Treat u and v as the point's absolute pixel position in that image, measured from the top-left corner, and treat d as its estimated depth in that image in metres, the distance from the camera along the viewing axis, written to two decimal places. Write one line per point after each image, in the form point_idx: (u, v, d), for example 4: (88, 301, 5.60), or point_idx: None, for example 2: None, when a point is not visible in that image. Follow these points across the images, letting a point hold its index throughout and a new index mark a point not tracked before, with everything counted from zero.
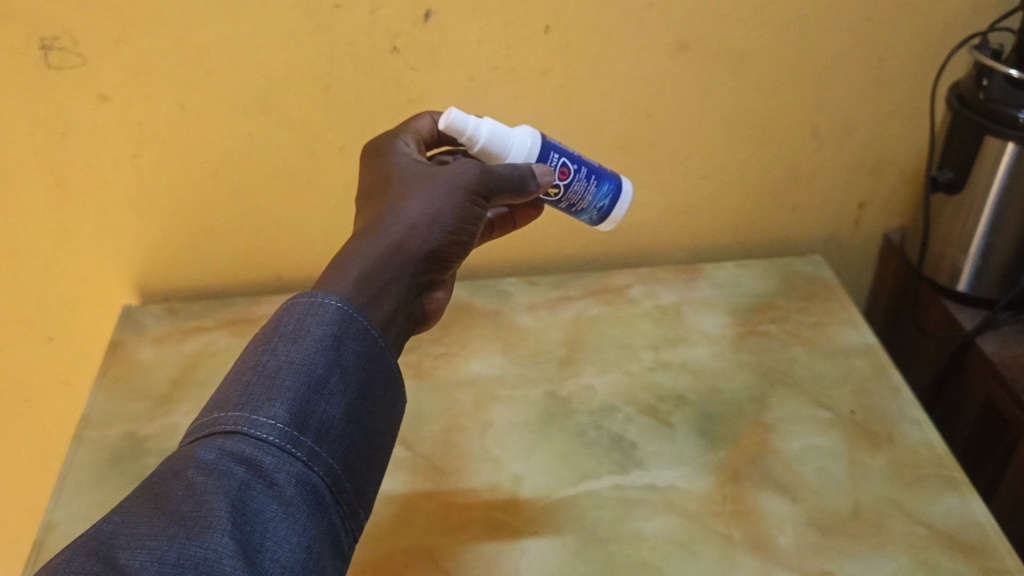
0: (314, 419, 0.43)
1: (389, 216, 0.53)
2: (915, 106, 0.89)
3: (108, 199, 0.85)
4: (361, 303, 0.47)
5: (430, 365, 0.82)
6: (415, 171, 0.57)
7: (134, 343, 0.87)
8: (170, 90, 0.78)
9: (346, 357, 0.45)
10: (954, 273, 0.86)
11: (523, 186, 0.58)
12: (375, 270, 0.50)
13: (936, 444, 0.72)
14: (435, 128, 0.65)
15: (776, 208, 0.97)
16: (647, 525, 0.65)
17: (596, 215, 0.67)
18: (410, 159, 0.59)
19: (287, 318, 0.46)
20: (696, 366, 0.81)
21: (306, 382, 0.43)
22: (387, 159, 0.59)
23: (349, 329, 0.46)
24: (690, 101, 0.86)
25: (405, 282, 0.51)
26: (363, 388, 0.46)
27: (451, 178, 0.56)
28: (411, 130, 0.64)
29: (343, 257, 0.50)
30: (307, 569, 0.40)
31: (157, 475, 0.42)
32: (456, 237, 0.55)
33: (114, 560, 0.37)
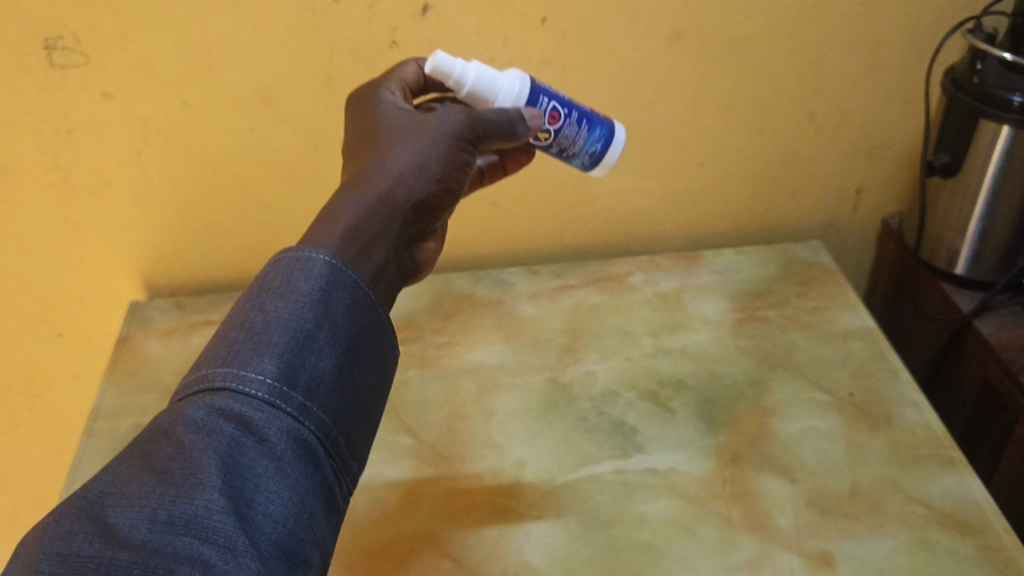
0: (304, 373, 0.43)
1: (376, 166, 0.54)
2: (911, 92, 0.90)
3: (114, 195, 0.86)
4: (351, 255, 0.47)
5: (433, 354, 0.83)
6: (402, 122, 0.57)
7: (141, 337, 0.88)
8: (173, 87, 0.79)
9: (337, 309, 0.45)
10: (952, 257, 0.87)
11: (512, 131, 0.59)
12: (365, 223, 0.49)
13: (934, 424, 0.73)
14: (420, 75, 0.65)
15: (774, 194, 0.97)
16: (648, 508, 0.66)
17: (588, 160, 0.67)
18: (396, 110, 0.59)
19: (275, 272, 0.46)
20: (696, 352, 0.82)
21: (294, 337, 0.43)
22: (373, 110, 0.60)
23: (339, 282, 0.46)
24: (688, 89, 0.87)
25: (393, 233, 0.51)
26: (354, 341, 0.46)
27: (438, 126, 0.56)
28: (395, 78, 0.64)
29: (331, 207, 0.50)
30: (300, 523, 0.40)
31: (146, 432, 0.42)
32: (444, 184, 0.56)
33: (105, 520, 0.37)
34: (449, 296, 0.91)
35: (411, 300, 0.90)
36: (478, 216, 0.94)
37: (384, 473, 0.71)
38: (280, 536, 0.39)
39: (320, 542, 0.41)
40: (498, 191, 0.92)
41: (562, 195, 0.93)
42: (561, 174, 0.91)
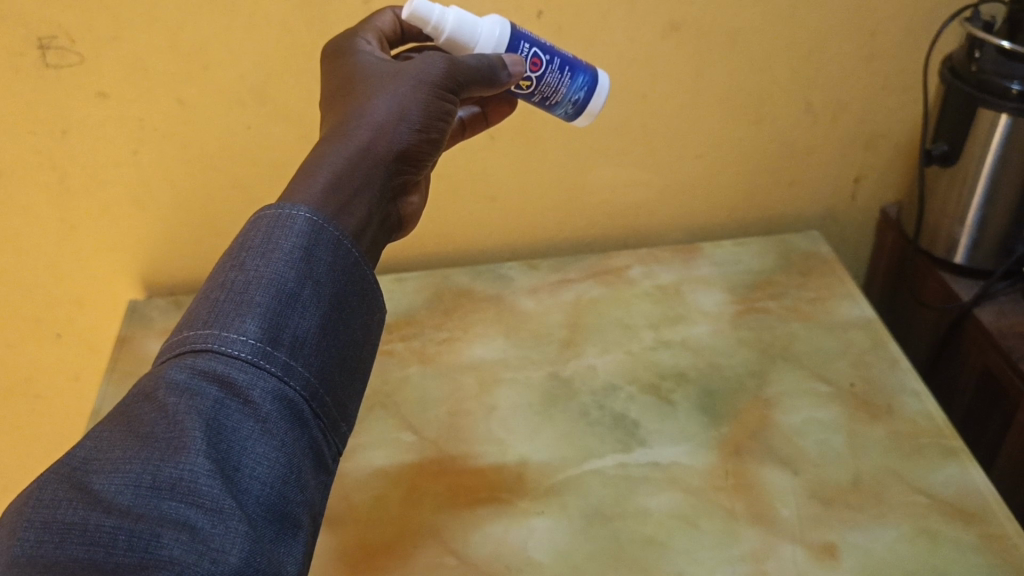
0: (287, 333, 0.43)
1: (355, 119, 0.53)
2: (908, 80, 0.90)
3: (111, 195, 0.86)
4: (330, 210, 0.47)
5: (434, 350, 0.83)
6: (379, 73, 0.57)
7: (141, 338, 0.88)
8: (169, 85, 0.79)
9: (318, 267, 0.45)
10: (951, 245, 0.87)
11: (493, 77, 0.58)
12: (344, 177, 0.49)
13: (935, 413, 0.73)
14: (397, 24, 0.65)
15: (772, 185, 0.97)
16: (651, 501, 0.66)
17: (571, 110, 0.66)
18: (374, 60, 0.58)
19: (255, 230, 0.45)
20: (697, 344, 0.82)
21: (276, 297, 0.43)
22: (352, 62, 0.59)
23: (320, 238, 0.46)
24: (685, 81, 0.87)
25: (375, 187, 0.51)
26: (337, 298, 0.46)
27: (416, 75, 0.56)
28: (372, 28, 0.63)
29: (310, 163, 0.50)
30: (287, 484, 0.40)
31: (129, 397, 0.41)
32: (425, 135, 0.55)
33: (89, 487, 0.37)
34: (449, 292, 0.91)
35: (411, 296, 0.90)
36: (476, 211, 0.94)
37: (386, 470, 0.71)
38: (268, 497, 0.39)
39: (309, 502, 0.41)
40: (496, 186, 0.92)
41: (561, 188, 0.93)
42: (559, 167, 0.91)
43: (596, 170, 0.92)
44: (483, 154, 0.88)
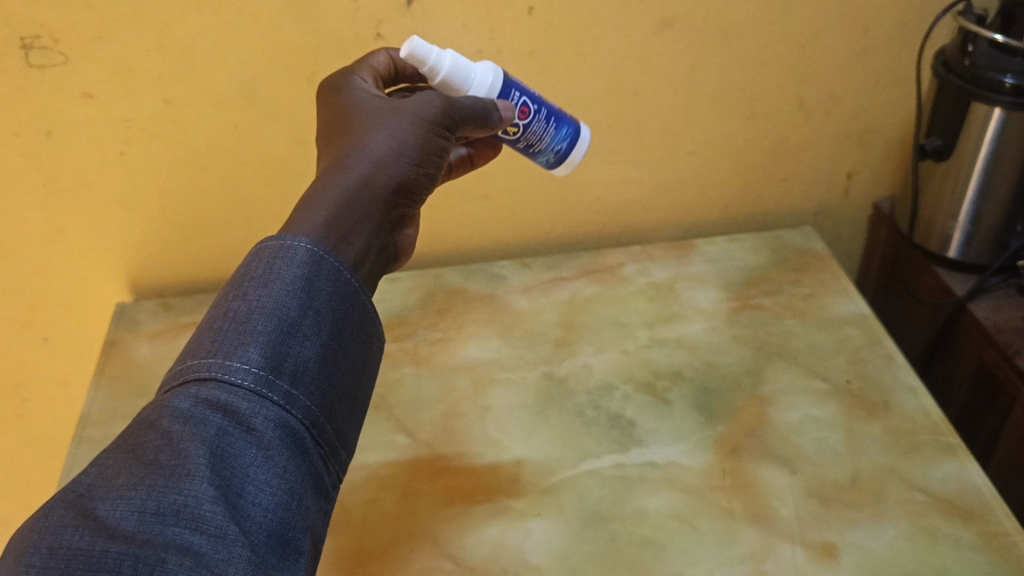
0: (289, 361, 0.43)
1: (353, 155, 0.54)
2: (901, 75, 0.90)
3: (97, 197, 0.84)
4: (329, 245, 0.47)
5: (427, 351, 0.82)
6: (376, 109, 0.57)
7: (130, 341, 0.87)
8: (155, 85, 0.78)
9: (319, 296, 0.45)
10: (945, 240, 0.87)
11: (487, 119, 0.59)
12: (344, 210, 0.50)
13: (932, 410, 0.73)
14: (391, 65, 0.65)
15: (766, 181, 0.97)
16: (648, 502, 0.66)
17: (552, 159, 0.67)
18: (368, 99, 0.59)
19: (257, 260, 0.45)
20: (692, 342, 0.82)
21: (278, 325, 0.43)
22: (345, 99, 0.59)
23: (321, 268, 0.46)
24: (677, 77, 0.86)
25: (373, 220, 0.51)
26: (337, 327, 0.45)
27: (414, 112, 0.56)
28: (366, 67, 0.64)
29: (307, 199, 0.50)
30: (289, 511, 0.40)
31: (132, 425, 0.41)
32: (419, 170, 0.56)
33: (93, 512, 0.36)
34: (441, 291, 0.90)
35: (403, 296, 0.89)
36: (469, 210, 0.93)
37: (381, 473, 0.70)
38: (270, 524, 0.39)
39: (309, 530, 0.41)
40: (488, 183, 0.91)
41: (553, 186, 0.92)
42: None
43: (588, 167, 0.92)
44: None
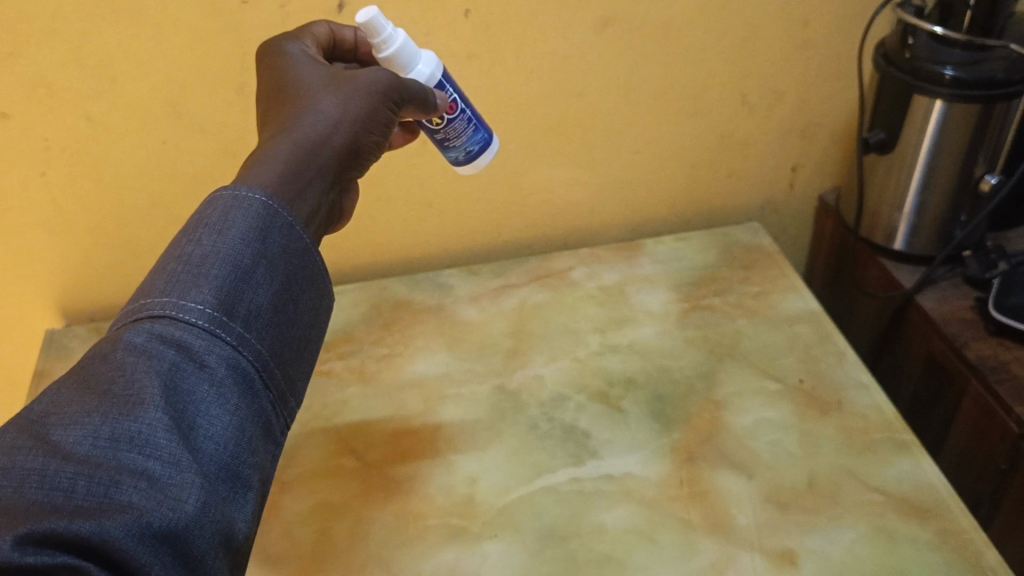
0: (243, 305, 0.41)
1: (302, 117, 0.51)
2: (842, 68, 0.89)
3: (18, 220, 0.80)
4: (283, 200, 0.45)
5: (374, 368, 0.80)
6: (320, 76, 0.55)
7: (59, 371, 0.81)
8: (74, 102, 0.74)
9: (273, 246, 0.43)
10: (890, 232, 0.87)
11: (428, 103, 0.57)
12: (296, 167, 0.47)
13: (885, 406, 0.73)
14: (331, 36, 0.62)
15: (712, 177, 0.96)
16: (606, 517, 0.64)
17: (461, 158, 0.64)
18: (311, 66, 0.56)
19: (211, 207, 0.43)
20: (644, 347, 0.80)
21: (232, 269, 0.41)
22: (286, 63, 0.56)
23: (274, 222, 0.43)
24: (620, 76, 0.84)
25: (325, 179, 0.49)
26: (290, 277, 0.44)
27: (363, 81, 0.54)
28: (308, 34, 0.61)
29: (255, 160, 0.47)
30: (241, 448, 0.39)
31: (85, 358, 0.39)
32: (366, 137, 0.53)
33: (47, 437, 0.35)
34: (387, 304, 0.87)
35: (347, 311, 0.86)
36: (412, 219, 0.90)
37: (330, 501, 0.67)
38: (223, 458, 0.38)
39: (261, 469, 0.40)
40: (431, 191, 0.88)
41: (497, 191, 0.90)
42: (496, 170, 0.89)
43: (533, 170, 0.90)
44: (416, 160, 0.85)
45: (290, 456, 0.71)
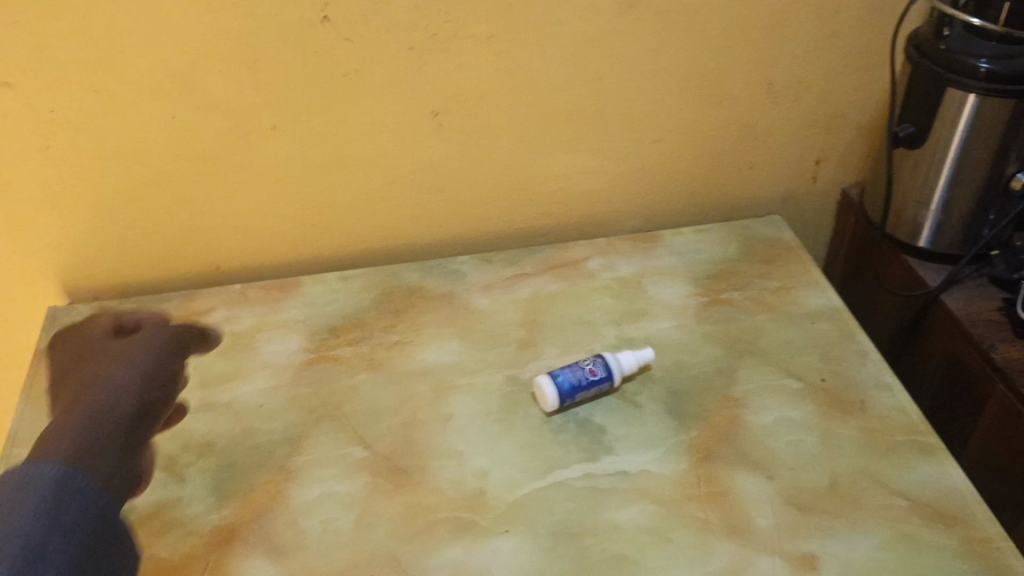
0: (49, 554, 0.54)
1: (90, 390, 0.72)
2: (870, 59, 0.87)
3: (21, 195, 0.78)
4: (73, 475, 0.62)
5: (384, 355, 0.78)
6: (111, 348, 0.78)
7: (62, 349, 0.78)
8: (81, 73, 0.72)
9: (63, 518, 0.58)
10: (915, 229, 0.85)
11: (207, 335, 0.80)
12: (88, 441, 0.67)
13: (908, 408, 0.71)
14: (139, 319, 0.82)
15: (732, 169, 0.94)
16: (620, 514, 0.62)
17: None
18: (105, 342, 0.79)
19: (10, 493, 0.58)
20: (661, 341, 0.78)
21: (30, 543, 0.53)
22: (82, 342, 0.79)
23: (65, 496, 0.59)
24: (641, 62, 0.82)
25: (117, 443, 0.68)
26: (92, 535, 0.59)
27: (145, 343, 0.79)
28: (100, 325, 0.81)
29: (46, 442, 0.67)
30: None
31: None
32: (154, 399, 0.73)
33: None
34: (397, 290, 0.85)
35: (356, 297, 0.84)
36: (424, 203, 0.88)
37: (338, 491, 0.65)
38: None
39: None
40: (445, 175, 0.86)
41: (513, 177, 0.88)
42: (512, 156, 0.86)
43: (550, 157, 0.88)
44: (431, 143, 0.83)
45: (297, 443, 0.69)
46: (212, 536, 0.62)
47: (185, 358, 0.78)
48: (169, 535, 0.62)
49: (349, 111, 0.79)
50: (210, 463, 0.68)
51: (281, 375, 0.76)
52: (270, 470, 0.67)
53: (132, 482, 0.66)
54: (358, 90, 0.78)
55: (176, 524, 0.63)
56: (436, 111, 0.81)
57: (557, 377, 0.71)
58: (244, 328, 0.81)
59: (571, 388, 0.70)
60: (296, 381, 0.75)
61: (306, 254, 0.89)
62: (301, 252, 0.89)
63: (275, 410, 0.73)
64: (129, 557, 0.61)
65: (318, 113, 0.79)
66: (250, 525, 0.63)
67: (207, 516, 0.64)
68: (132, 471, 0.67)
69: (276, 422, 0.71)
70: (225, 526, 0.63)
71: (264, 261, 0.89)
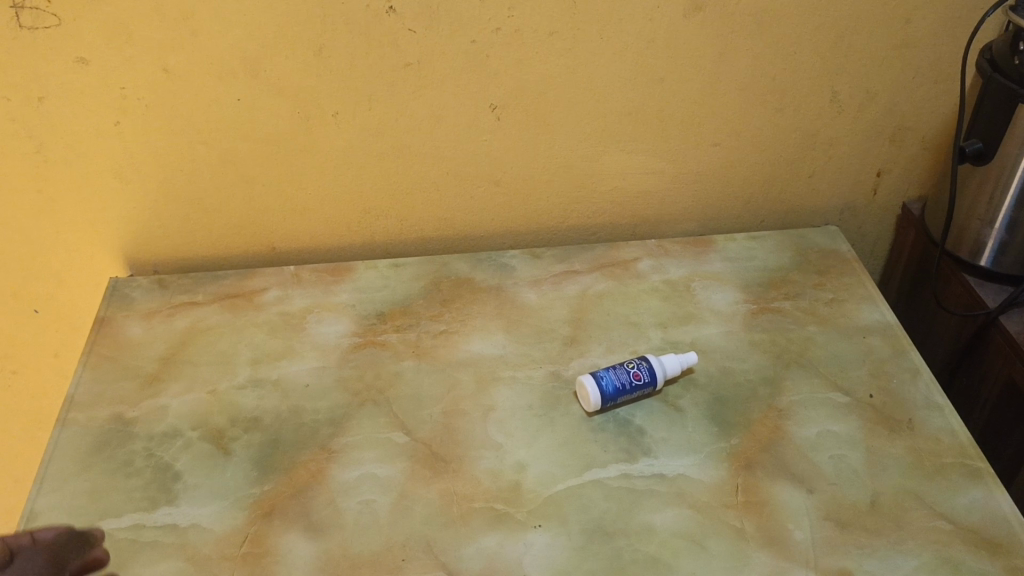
0: None
1: (124, 349, 0.78)
2: (941, 71, 0.85)
3: (92, 168, 0.80)
4: None
5: (430, 344, 0.79)
6: (146, 307, 0.83)
7: (120, 319, 0.82)
8: (155, 53, 0.74)
9: None
10: (977, 248, 0.83)
11: (238, 296, 0.84)
12: None
13: (959, 431, 0.69)
14: (178, 278, 0.87)
15: (791, 177, 0.92)
16: (656, 517, 0.62)
17: None
18: (142, 300, 0.84)
19: None
20: (707, 346, 0.78)
21: None
22: (121, 297, 0.84)
23: None
24: (704, 64, 0.81)
25: None
26: None
27: (180, 302, 0.84)
28: (141, 280, 0.86)
29: None
30: None
31: None
32: (177, 355, 0.78)
33: None
34: (446, 281, 0.86)
35: (406, 285, 0.85)
36: (478, 196, 0.89)
37: (377, 474, 0.66)
38: None
39: None
40: (500, 169, 0.87)
41: (568, 173, 0.88)
42: (567, 153, 0.87)
43: (606, 156, 0.87)
44: (488, 137, 0.84)
45: (340, 425, 0.71)
46: (254, 509, 0.64)
47: (238, 335, 0.80)
48: (213, 505, 0.64)
49: (409, 101, 0.80)
50: (255, 439, 0.69)
51: (329, 357, 0.77)
52: (312, 449, 0.68)
53: (181, 451, 0.69)
54: (420, 80, 0.79)
55: (220, 496, 0.65)
56: (495, 104, 0.81)
57: (601, 378, 0.70)
58: (296, 309, 0.83)
59: (615, 391, 0.70)
60: (342, 364, 0.77)
61: (359, 240, 0.91)
62: (355, 238, 0.90)
63: (320, 391, 0.74)
64: (173, 525, 0.63)
65: (379, 102, 0.80)
66: (290, 502, 0.64)
67: (250, 490, 0.65)
68: (184, 441, 0.70)
69: (321, 402, 0.73)
70: (267, 501, 0.64)
71: (318, 244, 0.90)
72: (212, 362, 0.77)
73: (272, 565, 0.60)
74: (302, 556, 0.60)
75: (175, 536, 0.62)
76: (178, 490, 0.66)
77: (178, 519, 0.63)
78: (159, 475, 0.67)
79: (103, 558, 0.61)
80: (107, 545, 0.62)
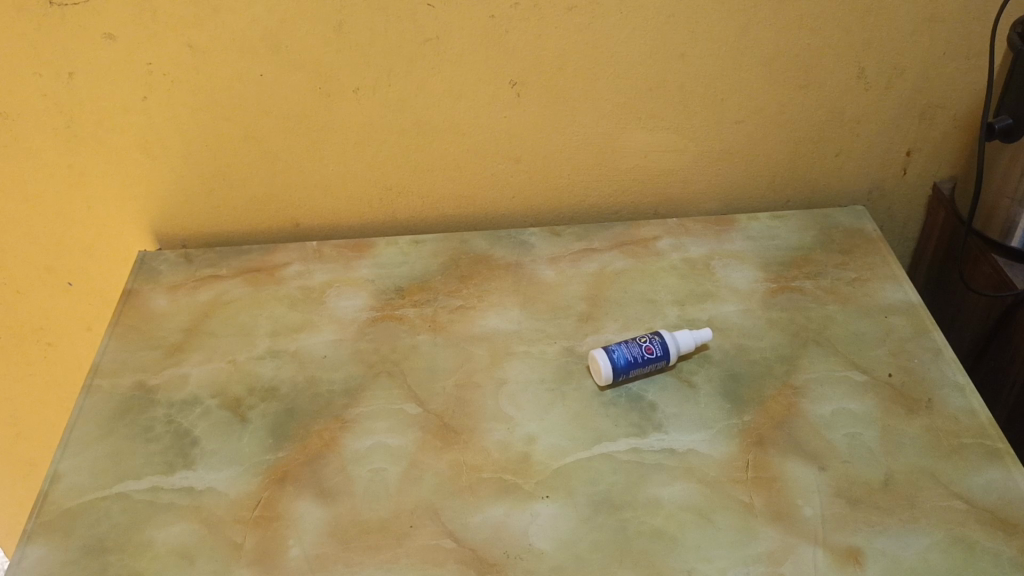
0: None
1: (147, 320, 0.80)
2: (972, 46, 0.83)
3: (120, 142, 0.82)
4: None
5: (446, 318, 0.79)
6: (169, 279, 0.85)
7: (147, 291, 0.83)
8: (179, 29, 0.75)
9: None
10: (1008, 227, 0.80)
11: (260, 269, 0.86)
12: None
13: (979, 410, 0.68)
14: (202, 253, 0.88)
15: (817, 155, 0.91)
16: (664, 491, 0.62)
17: None
18: (167, 273, 0.86)
19: None
20: (724, 323, 0.77)
21: None
22: (147, 270, 0.86)
23: None
24: (727, 39, 0.80)
25: None
26: None
27: (202, 275, 0.85)
28: (167, 253, 0.88)
29: None
30: None
31: None
32: (196, 326, 0.79)
33: None
34: (465, 257, 0.86)
35: (425, 260, 0.86)
36: (499, 173, 0.89)
37: (388, 444, 0.67)
38: None
39: None
40: (521, 146, 0.87)
41: (588, 151, 0.88)
42: (588, 130, 0.86)
43: (627, 134, 0.87)
44: (507, 113, 0.84)
45: (355, 395, 0.71)
46: (268, 475, 0.65)
47: (259, 307, 0.81)
48: (228, 470, 0.65)
49: (429, 77, 0.80)
50: (272, 408, 0.71)
51: (346, 330, 0.78)
52: (326, 418, 0.69)
53: (199, 418, 0.70)
54: (439, 58, 0.79)
55: (236, 461, 0.66)
56: (514, 81, 0.82)
57: (612, 352, 0.70)
58: (316, 283, 0.84)
59: (626, 363, 0.70)
60: (359, 337, 0.78)
61: (381, 217, 0.92)
62: (377, 215, 0.91)
63: (336, 362, 0.75)
64: (189, 488, 0.64)
65: (399, 78, 0.80)
66: (303, 468, 0.65)
67: (264, 456, 0.66)
68: (204, 409, 0.71)
69: (337, 373, 0.74)
70: (281, 467, 0.66)
71: (341, 221, 0.92)
72: (232, 332, 0.79)
73: (282, 529, 0.61)
74: (312, 520, 0.61)
75: (190, 499, 0.64)
76: (195, 455, 0.67)
77: (194, 483, 0.65)
78: (178, 441, 0.68)
79: (120, 518, 0.62)
80: (126, 505, 0.63)
